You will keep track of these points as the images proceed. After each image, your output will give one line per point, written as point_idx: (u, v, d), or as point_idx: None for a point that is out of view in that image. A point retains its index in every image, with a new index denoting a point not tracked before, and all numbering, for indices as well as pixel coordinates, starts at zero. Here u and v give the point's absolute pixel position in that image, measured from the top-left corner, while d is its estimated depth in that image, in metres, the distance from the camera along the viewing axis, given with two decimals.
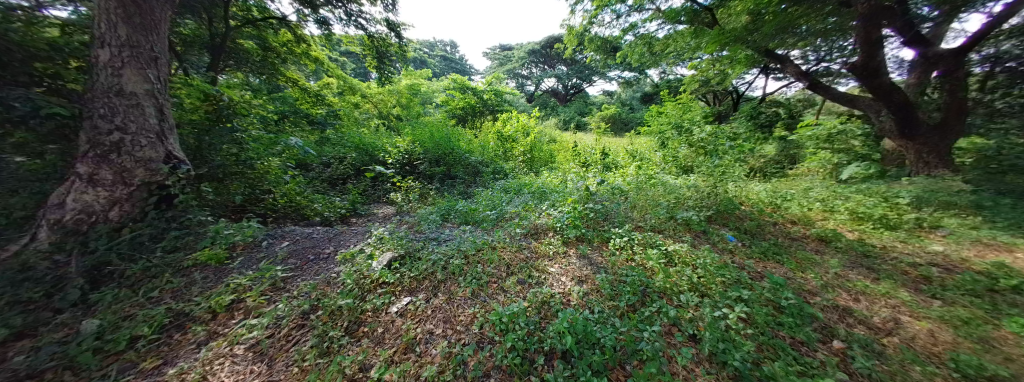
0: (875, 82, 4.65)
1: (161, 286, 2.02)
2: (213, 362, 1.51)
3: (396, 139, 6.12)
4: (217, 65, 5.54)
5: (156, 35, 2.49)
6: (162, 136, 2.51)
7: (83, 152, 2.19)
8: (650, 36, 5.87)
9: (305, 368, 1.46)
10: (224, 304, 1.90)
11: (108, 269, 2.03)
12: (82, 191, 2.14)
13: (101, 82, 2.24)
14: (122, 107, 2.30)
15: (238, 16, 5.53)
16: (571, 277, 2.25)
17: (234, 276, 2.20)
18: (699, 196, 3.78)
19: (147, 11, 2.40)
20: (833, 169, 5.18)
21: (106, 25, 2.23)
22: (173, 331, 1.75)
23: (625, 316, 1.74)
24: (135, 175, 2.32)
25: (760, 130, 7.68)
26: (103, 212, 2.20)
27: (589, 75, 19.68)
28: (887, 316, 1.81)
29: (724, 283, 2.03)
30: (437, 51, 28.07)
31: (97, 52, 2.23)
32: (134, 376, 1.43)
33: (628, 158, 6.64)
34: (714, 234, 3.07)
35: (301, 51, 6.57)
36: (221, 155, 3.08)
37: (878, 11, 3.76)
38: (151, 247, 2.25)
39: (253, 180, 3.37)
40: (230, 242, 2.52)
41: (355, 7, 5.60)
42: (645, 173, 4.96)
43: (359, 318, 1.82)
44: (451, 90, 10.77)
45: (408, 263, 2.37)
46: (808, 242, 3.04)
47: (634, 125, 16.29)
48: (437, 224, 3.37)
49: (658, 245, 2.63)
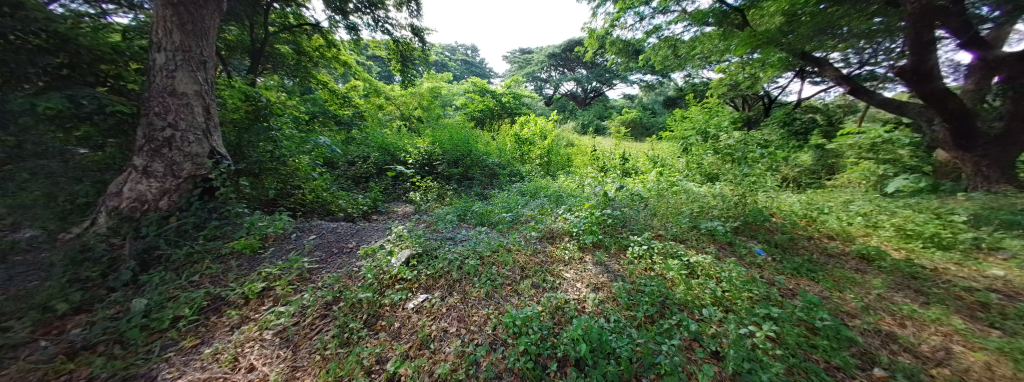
0: (927, 87, 4.31)
1: (202, 271, 2.17)
2: (244, 345, 1.62)
3: (417, 140, 6.31)
4: (256, 68, 5.95)
5: (205, 40, 2.70)
6: (208, 133, 2.71)
7: (140, 146, 2.43)
8: (675, 38, 5.66)
9: (327, 356, 1.53)
10: (256, 291, 2.01)
11: (156, 253, 2.21)
12: (137, 181, 2.37)
13: (157, 82, 2.48)
14: (174, 106, 2.52)
15: (276, 23, 5.94)
16: (587, 284, 2.21)
17: (266, 265, 2.33)
18: (725, 205, 3.63)
19: (198, 19, 2.62)
20: (878, 181, 4.67)
21: (163, 31, 2.46)
22: (211, 313, 1.87)
23: (643, 327, 1.69)
24: (183, 168, 2.53)
25: (795, 138, 7.16)
26: (154, 201, 2.41)
27: (610, 78, 19.41)
28: (937, 345, 1.64)
29: (751, 299, 1.93)
30: (458, 55, 28.76)
31: (155, 56, 2.47)
32: (175, 353, 1.56)
33: (649, 163, 6.48)
34: (741, 246, 2.92)
35: (331, 55, 6.97)
36: (258, 152, 3.30)
37: (931, 11, 3.49)
38: (194, 234, 2.42)
39: (285, 177, 3.56)
40: (263, 233, 2.66)
41: (382, 13, 5.87)
42: (667, 179, 4.81)
43: (377, 312, 1.88)
44: (470, 93, 11.00)
45: (425, 261, 2.42)
46: (847, 259, 2.82)
47: (656, 130, 15.83)
48: (453, 224, 3.42)
49: (679, 256, 2.54)
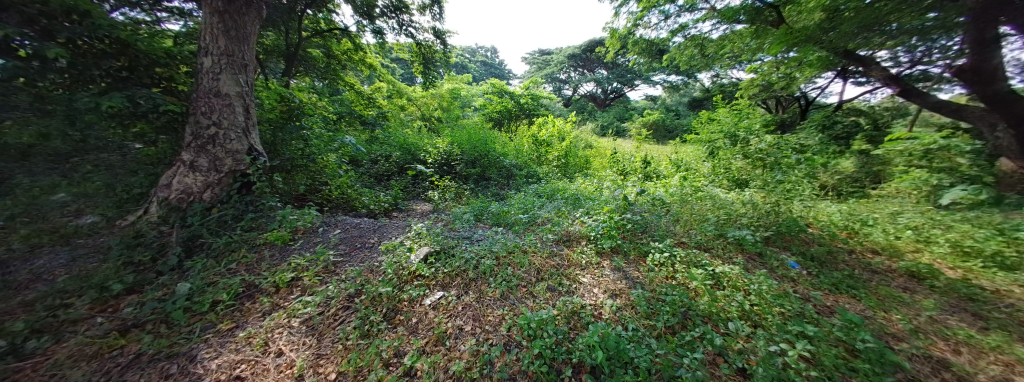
0: (988, 88, 3.99)
1: (238, 259, 2.33)
2: (273, 330, 1.72)
3: (437, 140, 6.45)
4: (289, 71, 6.32)
5: (246, 45, 2.90)
6: (247, 131, 2.90)
7: (188, 142, 2.65)
8: (702, 37, 5.41)
9: (348, 346, 1.60)
10: (285, 280, 2.12)
11: (199, 241, 2.39)
12: (185, 175, 2.59)
13: (204, 84, 2.69)
14: (218, 106, 2.72)
15: (309, 28, 6.28)
16: (604, 289, 2.17)
17: (295, 256, 2.46)
18: (755, 213, 3.44)
19: (241, 26, 2.81)
20: (932, 191, 4.15)
21: (210, 37, 2.67)
22: (245, 299, 2.00)
23: (663, 338, 1.63)
24: (224, 163, 2.73)
25: (834, 142, 6.44)
26: (199, 193, 2.62)
27: (632, 79, 18.94)
28: (999, 375, 1.46)
29: (783, 314, 1.81)
30: (477, 56, 29.07)
31: (203, 60, 2.68)
32: (213, 335, 1.68)
33: (671, 167, 6.26)
34: (772, 258, 2.75)
35: (358, 58, 7.28)
36: (291, 149, 3.51)
37: (995, 5, 3.03)
38: (232, 225, 2.59)
39: (314, 173, 3.74)
40: (293, 226, 2.80)
41: (407, 17, 6.06)
42: (691, 184, 4.62)
43: (396, 306, 1.93)
44: (489, 95, 11.09)
45: (442, 259, 2.46)
46: (893, 277, 2.59)
47: (679, 132, 15.25)
48: (470, 223, 3.47)
49: (704, 265, 2.43)
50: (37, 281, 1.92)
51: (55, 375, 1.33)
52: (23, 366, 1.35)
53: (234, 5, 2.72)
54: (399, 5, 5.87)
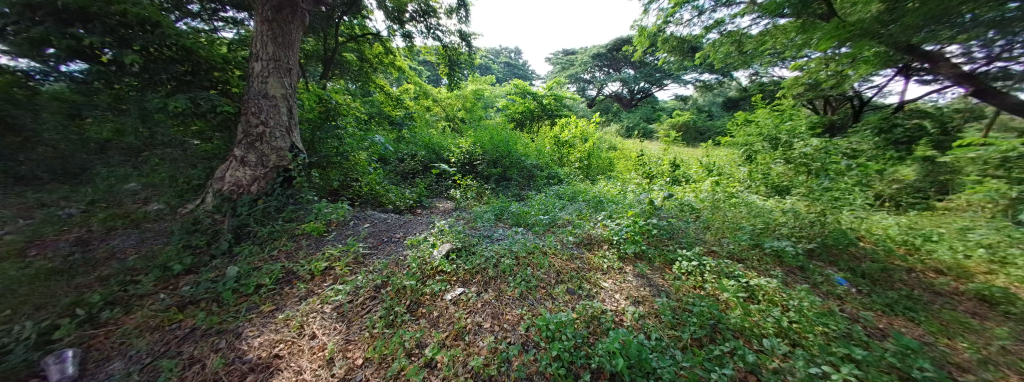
0: None
1: (280, 247, 2.52)
2: (309, 314, 1.84)
3: (460, 140, 6.60)
4: (327, 74, 6.77)
5: (291, 50, 3.12)
6: (289, 130, 3.14)
7: (240, 139, 2.93)
8: (740, 33, 5.07)
9: (375, 334, 1.68)
10: (320, 269, 2.27)
11: (247, 230, 2.62)
12: (236, 169, 2.86)
13: (255, 87, 2.95)
14: (266, 107, 2.96)
15: (345, 33, 6.68)
16: (627, 296, 2.11)
17: (329, 246, 2.61)
18: (797, 222, 3.19)
19: (287, 32, 3.03)
20: (1012, 205, 3.20)
21: (261, 44, 2.92)
22: (285, 284, 2.16)
23: (688, 350, 1.56)
24: (270, 159, 2.97)
25: (892, 147, 5.65)
26: (248, 186, 2.87)
27: (660, 78, 18.21)
28: None
29: (826, 335, 1.65)
30: (502, 58, 29.45)
31: (254, 65, 2.95)
32: (257, 315, 1.83)
33: (702, 171, 5.94)
34: (816, 273, 2.54)
35: (388, 61, 7.64)
36: (327, 147, 3.76)
37: None
38: (275, 215, 2.82)
39: (347, 170, 3.95)
40: (328, 219, 2.97)
41: (434, 20, 6.26)
42: (724, 190, 4.37)
43: (418, 299, 2.00)
44: (512, 95, 11.10)
45: (463, 256, 2.51)
46: (961, 301, 2.27)
47: (712, 135, 14.40)
48: (491, 222, 3.51)
49: (736, 276, 2.30)
50: (114, 258, 2.20)
51: (124, 343, 1.56)
52: (98, 333, 1.60)
53: (282, 14, 2.95)
54: (428, 9, 6.07)
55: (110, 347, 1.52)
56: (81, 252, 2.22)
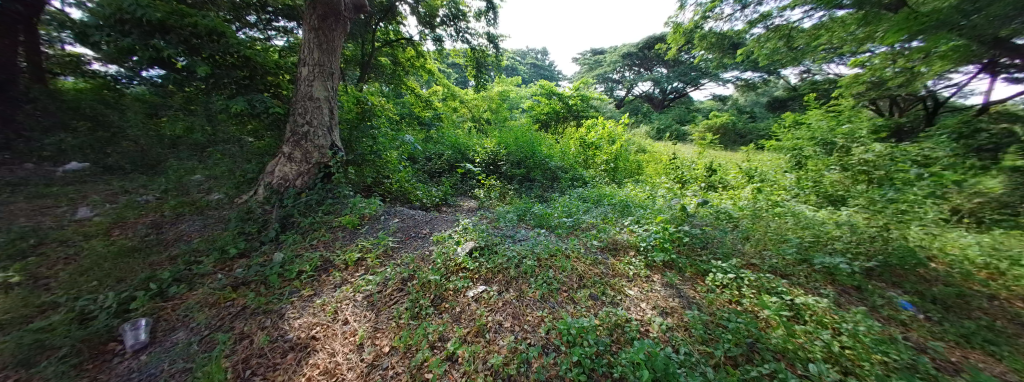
0: None
1: (319, 237, 2.71)
2: (342, 301, 1.97)
3: (485, 141, 6.71)
4: (363, 77, 7.19)
5: (334, 56, 3.34)
6: (330, 129, 3.37)
7: (288, 138, 3.20)
8: (789, 27, 4.65)
9: (401, 325, 1.76)
10: (353, 259, 2.41)
11: (292, 220, 2.85)
12: (284, 164, 3.13)
13: (301, 89, 3.20)
14: (310, 108, 3.21)
15: (380, 39, 7.05)
16: (653, 305, 2.02)
17: (362, 238, 2.77)
18: (853, 237, 2.87)
19: (330, 39, 3.25)
20: None
21: (308, 50, 3.17)
22: (323, 271, 2.32)
23: (721, 368, 1.46)
24: (313, 156, 3.21)
25: (973, 154, 4.82)
26: (294, 179, 3.12)
27: (696, 77, 17.24)
28: None
29: (885, 365, 1.46)
30: (528, 59, 29.52)
31: (302, 70, 3.21)
32: (298, 299, 1.98)
33: (741, 177, 5.53)
34: (875, 294, 2.26)
35: (419, 64, 7.96)
36: (362, 146, 4.07)
37: None
38: (316, 208, 3.03)
39: (379, 167, 4.15)
40: (361, 213, 3.14)
41: (464, 24, 6.42)
42: (766, 198, 4.04)
43: (442, 294, 2.06)
44: (538, 96, 11.06)
45: (486, 254, 2.54)
46: None
47: (754, 137, 13.33)
48: (514, 223, 3.53)
49: (778, 292, 2.12)
50: (180, 240, 2.49)
51: (186, 315, 1.76)
52: (167, 305, 1.83)
53: (327, 22, 3.18)
54: (457, 13, 6.26)
55: (175, 318, 1.73)
56: (156, 233, 2.54)
